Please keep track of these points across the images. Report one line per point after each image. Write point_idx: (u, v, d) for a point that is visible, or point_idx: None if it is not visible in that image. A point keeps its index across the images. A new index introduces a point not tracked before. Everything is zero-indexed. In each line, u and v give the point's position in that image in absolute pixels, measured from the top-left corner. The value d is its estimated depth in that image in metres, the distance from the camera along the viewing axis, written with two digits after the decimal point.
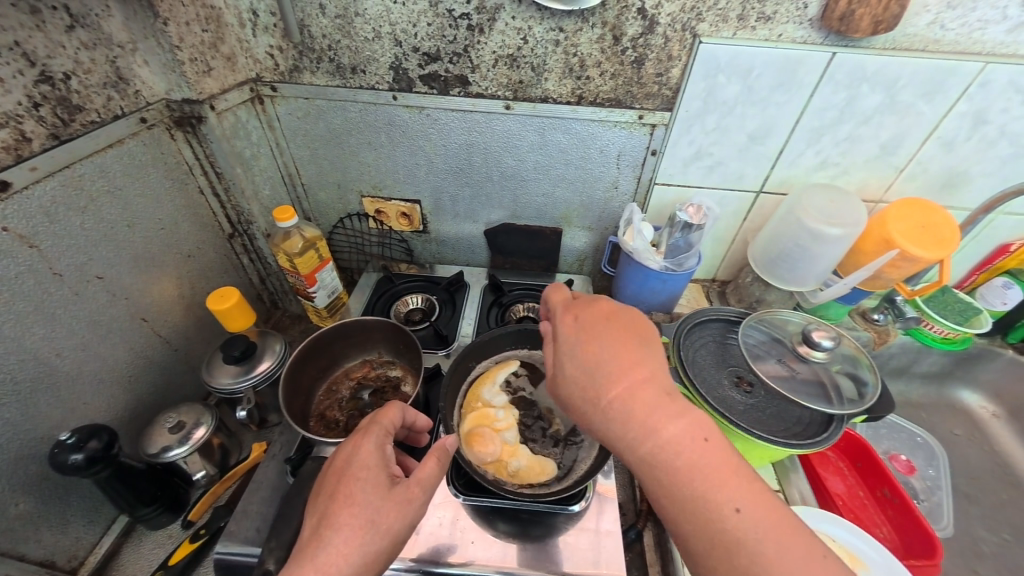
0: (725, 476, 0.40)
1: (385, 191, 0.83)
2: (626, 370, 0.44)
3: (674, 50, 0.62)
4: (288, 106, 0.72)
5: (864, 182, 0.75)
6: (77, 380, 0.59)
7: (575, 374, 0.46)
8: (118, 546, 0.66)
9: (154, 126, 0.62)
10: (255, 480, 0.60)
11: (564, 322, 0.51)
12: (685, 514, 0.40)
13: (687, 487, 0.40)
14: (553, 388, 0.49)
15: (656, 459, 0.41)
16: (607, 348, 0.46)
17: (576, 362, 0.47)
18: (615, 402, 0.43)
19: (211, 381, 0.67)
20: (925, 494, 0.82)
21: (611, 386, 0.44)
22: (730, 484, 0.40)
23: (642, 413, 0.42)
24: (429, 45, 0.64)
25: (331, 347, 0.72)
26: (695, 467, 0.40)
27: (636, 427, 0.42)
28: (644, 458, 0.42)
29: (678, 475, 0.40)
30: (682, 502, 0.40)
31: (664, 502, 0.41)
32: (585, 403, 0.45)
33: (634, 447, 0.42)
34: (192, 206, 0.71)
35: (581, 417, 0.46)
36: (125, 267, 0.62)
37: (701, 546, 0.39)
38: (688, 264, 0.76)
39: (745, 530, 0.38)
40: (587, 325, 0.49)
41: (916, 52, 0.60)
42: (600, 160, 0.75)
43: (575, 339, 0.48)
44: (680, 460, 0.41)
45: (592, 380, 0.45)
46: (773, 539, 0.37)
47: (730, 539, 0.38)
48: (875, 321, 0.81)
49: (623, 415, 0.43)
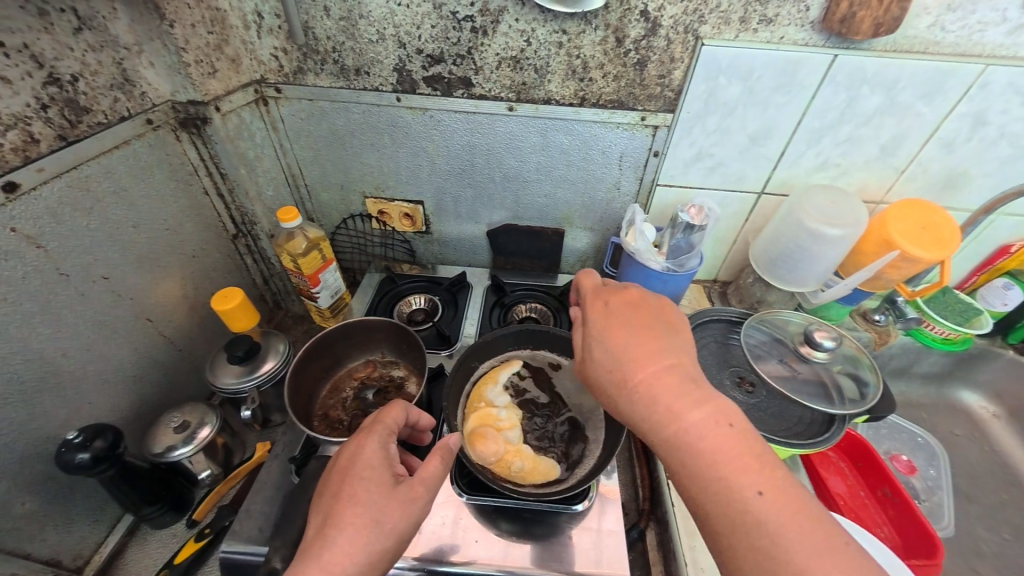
0: (748, 460, 0.39)
1: (387, 192, 0.83)
2: (653, 355, 0.45)
3: (675, 53, 0.63)
4: (291, 108, 0.72)
5: (864, 183, 0.75)
6: (82, 380, 0.59)
7: (603, 358, 0.47)
8: (122, 545, 0.66)
9: (159, 127, 0.63)
10: (259, 480, 0.61)
11: (593, 309, 0.52)
12: (705, 497, 0.40)
13: (709, 471, 0.40)
14: (581, 372, 0.50)
15: (680, 442, 0.41)
16: (635, 333, 0.47)
17: (603, 346, 0.48)
18: (640, 385, 0.44)
19: (216, 382, 0.67)
20: (925, 494, 0.83)
21: (639, 369, 0.44)
22: (752, 469, 0.39)
23: (668, 396, 0.43)
24: (432, 47, 0.64)
25: (335, 347, 0.72)
26: (717, 451, 0.40)
27: (660, 410, 0.42)
28: (667, 442, 0.42)
29: (701, 458, 0.40)
30: (704, 484, 0.40)
31: (685, 485, 0.41)
32: (611, 386, 0.46)
33: (657, 429, 0.43)
34: (196, 207, 0.71)
35: (607, 400, 0.47)
36: (130, 267, 0.63)
37: (722, 529, 0.39)
38: (689, 265, 0.77)
39: (767, 515, 0.37)
40: (616, 312, 0.50)
41: (916, 55, 0.61)
42: (601, 161, 0.76)
43: (603, 325, 0.49)
44: (703, 444, 0.40)
45: (619, 363, 0.46)
46: (794, 523, 0.37)
47: (752, 522, 0.37)
48: (875, 321, 0.82)
49: (648, 397, 0.43)
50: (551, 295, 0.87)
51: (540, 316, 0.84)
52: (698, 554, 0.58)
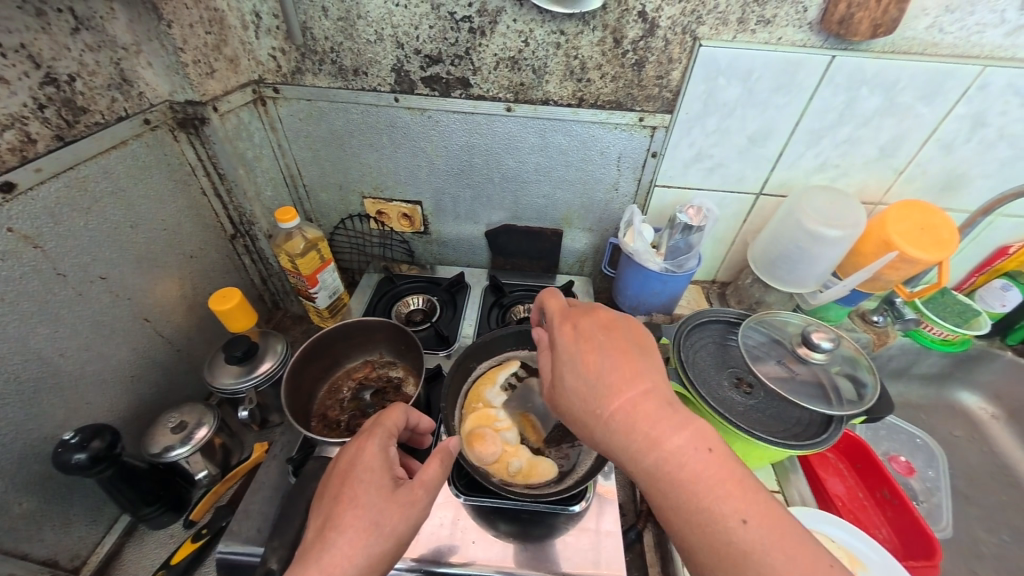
0: (729, 486, 0.40)
1: (386, 193, 0.83)
2: (625, 381, 0.45)
3: (674, 53, 0.63)
4: (290, 108, 0.72)
5: (863, 184, 0.75)
6: (80, 380, 0.59)
7: (574, 385, 0.47)
8: (119, 546, 0.66)
9: (157, 127, 0.63)
10: (257, 480, 0.61)
11: (562, 333, 0.51)
12: (690, 527, 0.40)
13: (691, 499, 0.40)
14: (552, 398, 0.49)
15: (661, 472, 0.41)
16: (605, 358, 0.46)
17: (574, 372, 0.47)
18: (615, 414, 0.44)
19: (214, 382, 0.67)
20: (924, 495, 0.83)
21: (612, 398, 0.44)
22: (735, 495, 0.39)
23: (644, 424, 0.42)
24: (430, 48, 0.64)
25: (333, 348, 0.72)
26: (698, 479, 0.40)
27: (638, 440, 0.42)
28: (647, 471, 0.42)
29: (683, 487, 0.40)
30: (688, 513, 0.40)
31: (669, 514, 0.41)
32: (585, 414, 0.46)
33: (637, 460, 0.42)
34: (195, 207, 0.71)
35: (582, 428, 0.46)
36: (128, 267, 0.63)
37: (711, 559, 0.38)
38: (688, 265, 0.77)
39: (754, 543, 0.37)
40: (586, 336, 0.49)
41: (915, 56, 0.61)
42: (600, 162, 0.76)
43: (573, 350, 0.48)
44: (684, 472, 0.41)
45: (592, 392, 0.45)
46: (780, 549, 0.37)
47: (739, 551, 0.37)
48: (875, 321, 0.81)
49: (624, 427, 0.43)
50: None
51: None
52: None
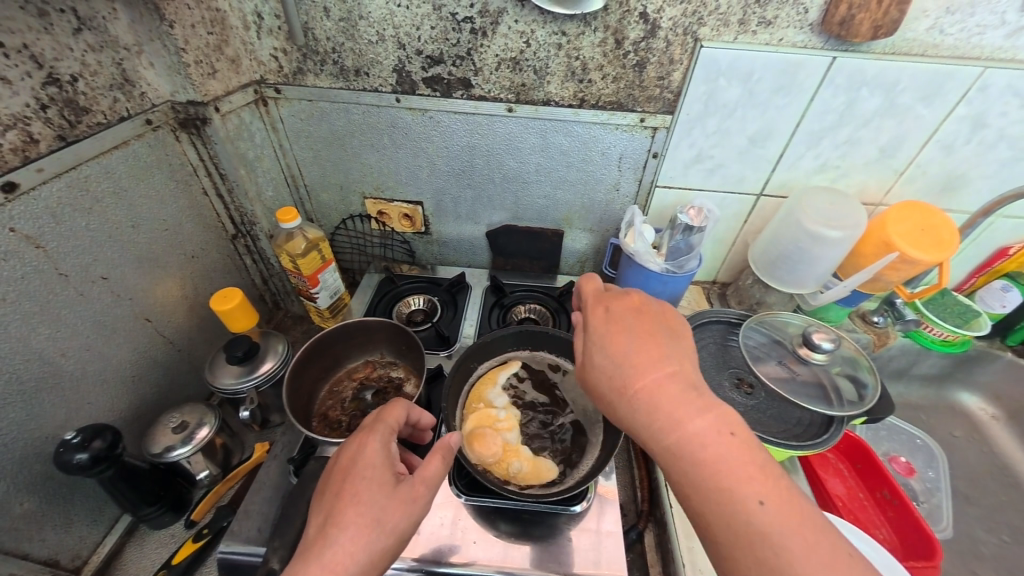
0: (749, 470, 0.39)
1: (387, 193, 0.83)
2: (654, 362, 0.45)
3: (675, 54, 0.63)
4: (291, 108, 0.72)
5: (863, 185, 0.75)
6: (81, 380, 0.59)
7: (603, 363, 0.47)
8: (120, 546, 0.66)
9: (159, 128, 0.63)
10: (258, 481, 0.61)
11: (595, 314, 0.51)
12: (707, 506, 0.40)
13: (711, 479, 0.40)
14: (580, 376, 0.50)
15: (682, 451, 0.41)
16: (636, 339, 0.47)
17: (603, 351, 0.47)
18: (641, 392, 0.44)
19: (215, 382, 0.67)
20: (924, 496, 0.83)
21: (640, 377, 0.44)
22: (755, 479, 0.39)
23: (670, 403, 0.43)
24: (431, 48, 0.64)
25: (334, 348, 0.72)
26: (719, 461, 0.40)
27: (662, 418, 0.42)
28: (669, 449, 0.42)
29: (704, 468, 0.40)
30: (706, 493, 0.40)
31: (687, 493, 0.41)
32: (611, 393, 0.46)
33: (659, 437, 0.42)
34: (196, 207, 0.71)
35: (607, 405, 0.47)
36: (130, 267, 0.63)
37: (726, 538, 0.38)
38: (689, 266, 0.77)
39: (771, 525, 0.37)
40: (618, 317, 0.49)
41: (915, 57, 0.61)
42: (601, 162, 0.76)
43: (604, 330, 0.49)
44: (706, 453, 0.40)
45: (620, 370, 0.46)
46: (796, 533, 0.37)
47: (755, 533, 0.37)
48: (875, 322, 0.81)
49: (650, 405, 0.43)
50: (550, 296, 0.87)
51: (539, 317, 0.84)
52: (697, 555, 0.58)
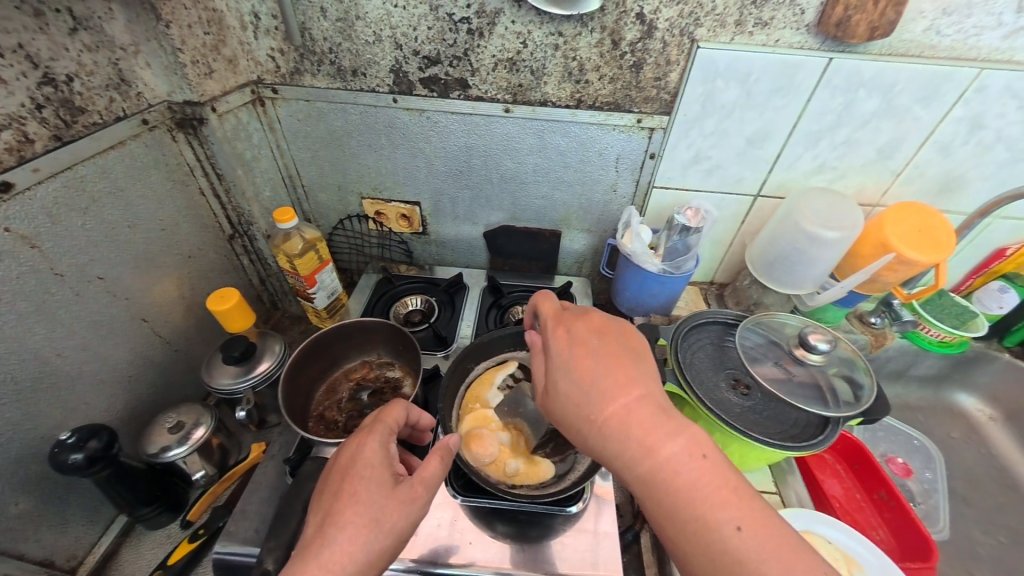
0: (724, 494, 0.40)
1: (384, 193, 0.83)
2: (619, 387, 0.45)
3: (672, 55, 0.63)
4: (288, 108, 0.72)
5: (861, 186, 0.75)
6: (77, 380, 0.59)
7: (568, 391, 0.47)
8: (116, 546, 0.66)
9: (156, 128, 0.63)
10: (254, 481, 0.61)
11: (556, 338, 0.51)
12: (685, 533, 0.40)
13: (686, 505, 0.40)
14: (546, 403, 0.49)
15: (656, 478, 0.41)
16: (600, 364, 0.47)
17: (569, 377, 0.47)
18: (609, 420, 0.44)
19: (211, 382, 0.67)
20: (921, 497, 0.83)
21: (606, 404, 0.44)
22: (731, 502, 0.40)
23: (639, 430, 0.43)
24: (428, 49, 0.64)
25: (331, 348, 0.72)
26: (692, 485, 0.40)
27: (633, 446, 0.42)
28: (642, 477, 0.42)
29: (678, 494, 0.41)
30: (682, 519, 0.40)
31: (664, 520, 0.41)
32: (580, 421, 0.45)
33: (631, 466, 0.43)
34: (193, 207, 0.71)
35: (577, 434, 0.46)
36: (126, 267, 0.63)
37: (705, 565, 0.39)
38: (686, 267, 0.77)
39: (748, 550, 0.37)
40: (580, 341, 0.49)
41: (912, 58, 0.61)
42: (598, 163, 0.76)
43: (568, 356, 0.48)
44: (678, 478, 0.41)
45: (586, 398, 0.45)
46: (776, 557, 0.37)
47: (733, 559, 0.37)
48: (872, 323, 0.81)
49: (618, 433, 0.43)
50: None
51: None
52: None
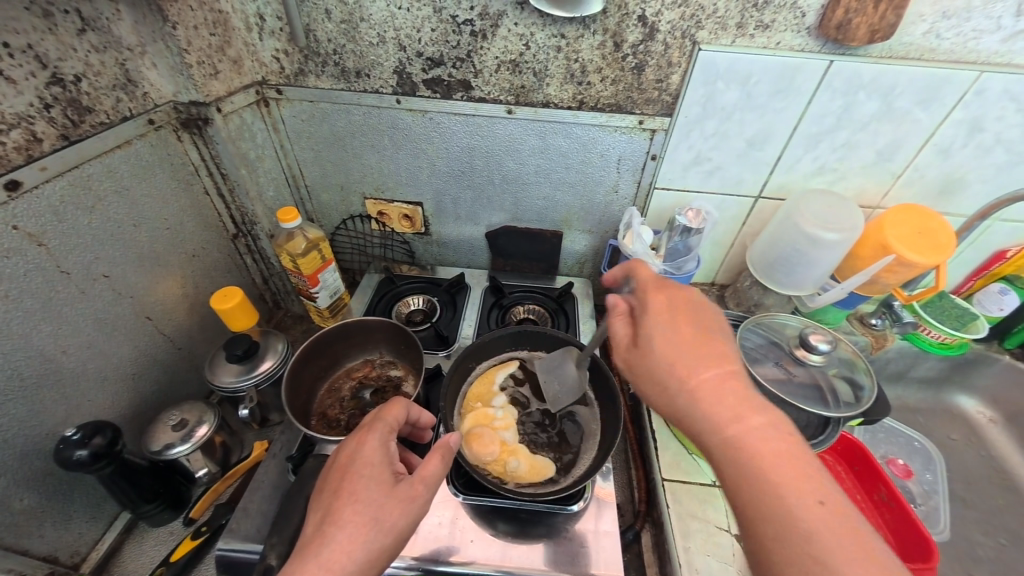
0: (804, 470, 0.40)
1: (387, 194, 0.84)
2: (717, 358, 0.46)
3: (673, 57, 0.63)
4: (293, 109, 0.72)
5: (861, 188, 0.76)
6: (81, 377, 0.59)
7: (666, 352, 0.47)
8: (119, 543, 0.66)
9: (162, 127, 0.63)
10: (256, 480, 0.61)
11: (655, 300, 0.50)
12: (757, 499, 0.39)
13: (768, 473, 0.40)
14: (629, 363, 0.49)
15: (740, 443, 0.42)
16: (699, 335, 0.48)
17: (666, 340, 0.47)
18: (704, 384, 0.45)
19: (215, 381, 0.67)
20: (922, 499, 0.82)
21: (704, 369, 0.45)
22: (811, 478, 0.39)
23: (733, 399, 0.44)
24: (432, 50, 0.65)
25: (333, 347, 0.72)
26: (775, 455, 0.40)
27: (726, 410, 0.43)
28: (726, 441, 0.42)
29: (761, 460, 0.41)
30: (757, 484, 0.40)
31: (736, 484, 0.41)
32: (670, 380, 0.46)
33: (718, 429, 0.43)
34: (198, 206, 0.72)
35: (660, 392, 0.46)
36: (131, 266, 0.63)
37: (775, 531, 0.38)
38: (687, 268, 0.78)
39: (825, 523, 0.37)
40: (679, 309, 0.50)
41: (912, 61, 0.61)
42: (600, 164, 0.76)
43: (669, 320, 0.48)
44: (762, 446, 0.41)
45: (686, 360, 0.46)
46: (849, 535, 0.36)
47: (807, 528, 0.37)
48: (873, 325, 0.83)
49: (711, 397, 0.44)
50: (549, 297, 0.87)
51: (537, 318, 0.85)
52: (693, 555, 0.57)
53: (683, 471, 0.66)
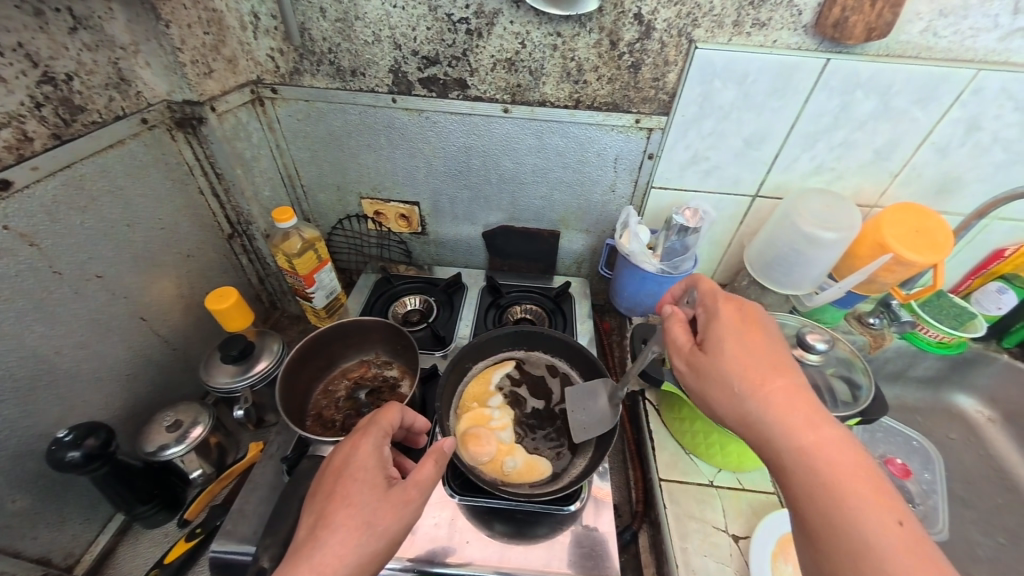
0: (878, 489, 0.39)
1: (383, 193, 0.83)
2: (788, 366, 0.45)
3: (670, 56, 0.63)
4: (288, 108, 0.72)
5: (858, 187, 0.75)
6: (75, 378, 0.59)
7: (736, 355, 0.45)
8: (113, 544, 0.66)
9: (155, 127, 0.63)
10: (252, 481, 0.61)
11: (723, 307, 0.49)
12: (833, 511, 0.38)
13: (845, 487, 0.39)
14: (693, 365, 0.47)
15: (816, 453, 0.40)
16: (769, 343, 0.46)
17: (738, 344, 0.46)
18: (777, 390, 0.43)
19: (210, 381, 0.67)
20: (919, 498, 0.81)
21: (776, 375, 0.44)
22: (885, 499, 0.38)
23: (806, 407, 0.42)
24: (427, 49, 0.64)
25: (329, 347, 0.72)
26: (851, 470, 0.39)
27: (802, 418, 0.41)
28: (801, 450, 0.41)
29: (837, 473, 0.39)
30: (831, 495, 0.39)
31: (808, 494, 0.40)
32: (742, 384, 0.44)
33: (793, 437, 0.41)
34: (193, 206, 0.72)
35: (729, 396, 0.44)
36: (125, 266, 0.63)
37: (849, 548, 0.37)
38: (684, 267, 0.77)
39: (903, 545, 0.36)
40: (746, 317, 0.48)
41: (909, 59, 0.61)
42: (597, 163, 0.76)
43: (738, 326, 0.47)
44: (839, 460, 0.40)
45: (758, 364, 0.44)
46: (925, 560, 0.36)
47: (884, 548, 0.36)
48: (870, 324, 0.83)
49: (785, 403, 0.42)
50: (546, 297, 0.87)
51: (535, 318, 0.85)
52: (690, 556, 0.57)
53: (680, 471, 0.65)
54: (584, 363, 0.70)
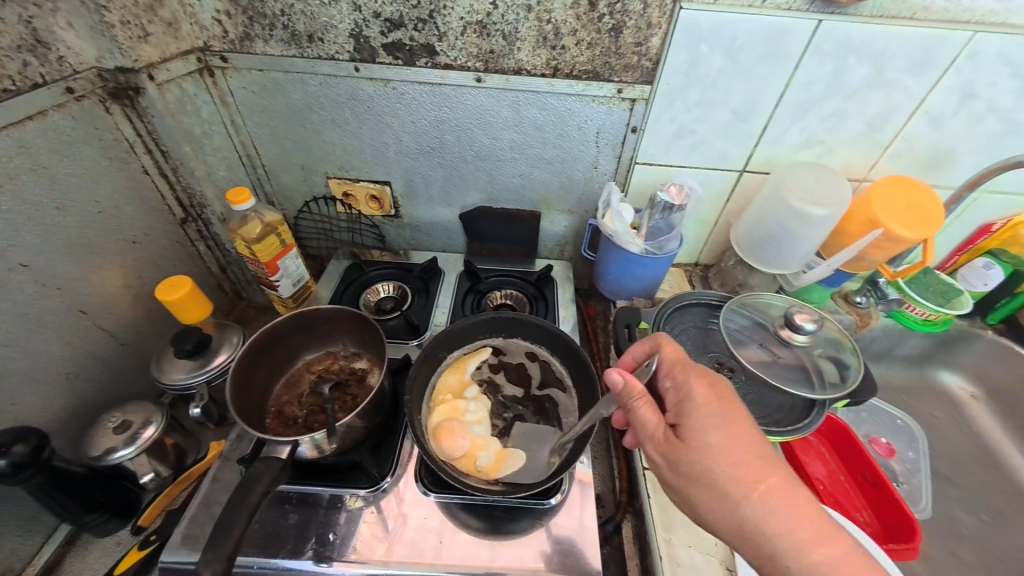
0: None
1: (352, 173, 0.78)
2: (772, 462, 0.43)
3: (652, 18, 0.58)
4: (241, 79, 0.65)
5: (848, 161, 0.73)
6: (3, 378, 0.54)
7: (716, 453, 0.43)
8: (60, 556, 0.61)
9: (84, 97, 0.56)
10: (210, 485, 0.56)
11: (697, 391, 0.47)
12: None
13: None
14: (672, 462, 0.45)
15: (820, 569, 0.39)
16: (749, 435, 0.44)
17: (718, 438, 0.44)
18: (766, 493, 0.42)
19: (163, 378, 0.62)
20: (904, 477, 0.81)
21: (763, 475, 0.43)
22: None
23: (799, 512, 0.41)
24: (390, 10, 0.59)
25: (290, 339, 0.67)
26: None
27: (807, 529, 0.40)
28: (814, 568, 0.39)
29: None
30: None
31: None
32: (724, 482, 0.43)
33: (791, 548, 0.40)
34: (137, 187, 0.66)
35: (719, 497, 0.43)
36: (55, 254, 0.57)
37: None
38: (670, 247, 0.74)
39: None
40: (722, 402, 0.46)
41: (904, 21, 0.57)
42: (578, 138, 0.71)
43: (716, 413, 0.45)
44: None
45: (743, 463, 0.43)
46: None
47: None
48: (858, 304, 0.81)
49: (775, 507, 0.41)
50: (528, 282, 0.83)
51: (515, 303, 0.81)
52: (676, 547, 0.55)
53: None
54: (565, 351, 0.67)
